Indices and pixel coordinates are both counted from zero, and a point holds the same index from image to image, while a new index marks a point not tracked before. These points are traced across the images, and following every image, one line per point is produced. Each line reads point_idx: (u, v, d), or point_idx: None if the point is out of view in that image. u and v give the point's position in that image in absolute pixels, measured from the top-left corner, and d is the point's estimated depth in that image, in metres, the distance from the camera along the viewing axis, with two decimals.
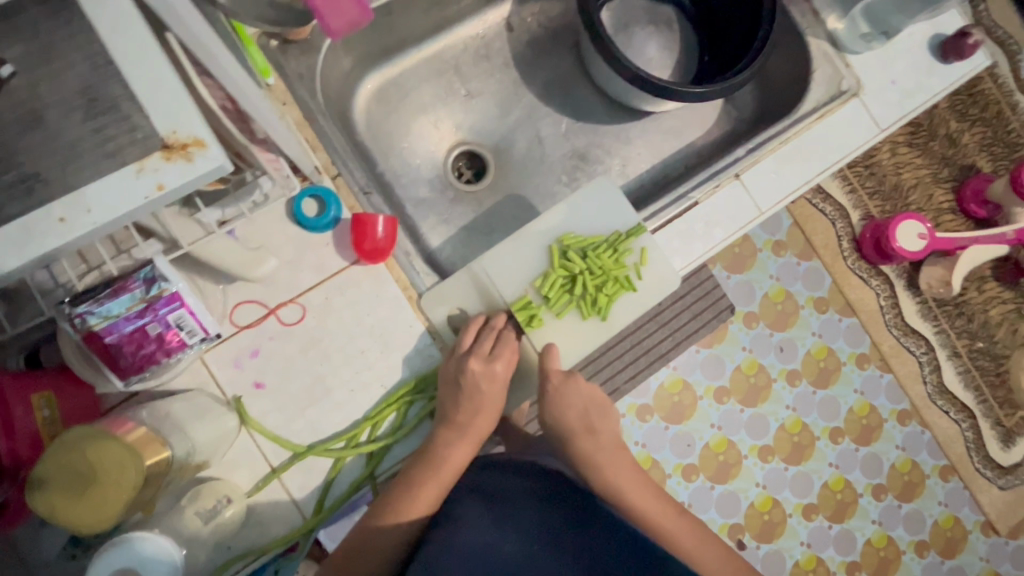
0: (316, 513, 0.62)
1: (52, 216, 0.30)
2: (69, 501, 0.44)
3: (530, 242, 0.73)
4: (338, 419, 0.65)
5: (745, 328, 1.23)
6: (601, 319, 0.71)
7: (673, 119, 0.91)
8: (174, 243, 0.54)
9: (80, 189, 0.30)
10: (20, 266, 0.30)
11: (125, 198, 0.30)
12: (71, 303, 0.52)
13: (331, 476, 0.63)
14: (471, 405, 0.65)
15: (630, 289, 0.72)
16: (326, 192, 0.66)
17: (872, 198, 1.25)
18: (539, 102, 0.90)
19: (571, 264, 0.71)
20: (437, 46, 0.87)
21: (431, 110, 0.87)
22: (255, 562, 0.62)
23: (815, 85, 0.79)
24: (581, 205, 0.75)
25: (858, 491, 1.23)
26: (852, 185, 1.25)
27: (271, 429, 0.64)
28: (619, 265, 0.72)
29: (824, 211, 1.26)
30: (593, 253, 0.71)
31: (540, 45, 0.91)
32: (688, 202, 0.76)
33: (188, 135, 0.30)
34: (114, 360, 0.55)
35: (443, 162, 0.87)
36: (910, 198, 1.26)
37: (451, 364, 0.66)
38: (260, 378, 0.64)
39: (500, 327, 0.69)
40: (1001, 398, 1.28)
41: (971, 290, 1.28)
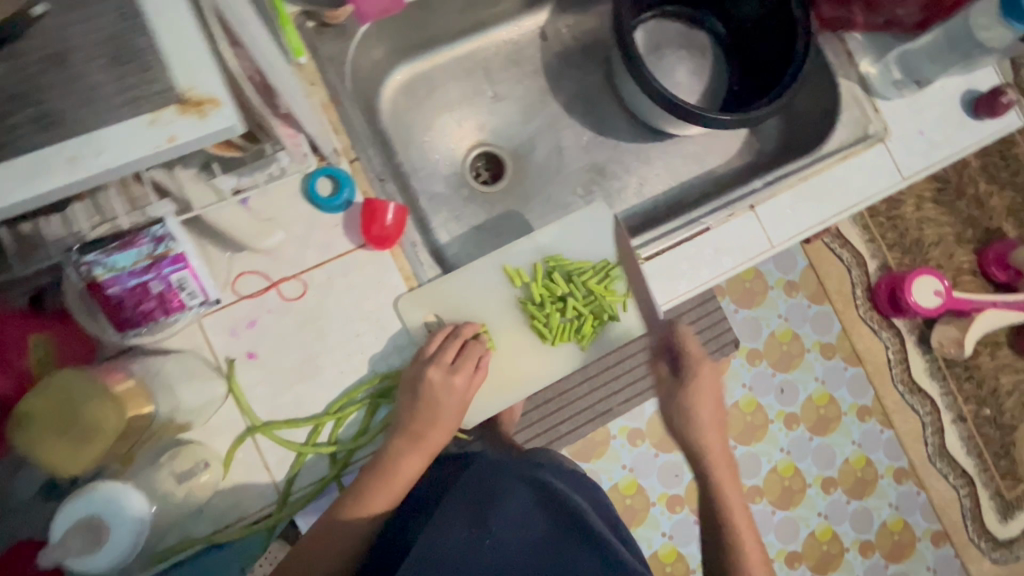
0: (282, 503, 0.63)
1: (63, 155, 0.31)
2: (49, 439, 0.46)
3: (515, 261, 0.76)
4: (324, 398, 0.65)
5: (748, 364, 1.21)
6: (580, 344, 0.74)
7: (696, 145, 0.91)
8: (188, 206, 0.56)
9: (94, 132, 0.31)
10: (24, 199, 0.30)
11: (135, 145, 0.31)
12: (80, 251, 0.53)
13: (293, 471, 0.63)
14: (428, 415, 0.66)
15: (612, 319, 0.75)
16: (342, 175, 0.67)
17: (890, 249, 1.24)
18: (563, 112, 0.90)
19: (554, 285, 0.74)
20: (469, 46, 0.88)
21: (457, 108, 0.88)
22: (223, 535, 0.61)
23: (841, 126, 0.79)
24: (571, 231, 0.77)
25: (845, 545, 1.20)
26: (872, 235, 1.25)
27: (258, 403, 0.64)
28: (604, 294, 0.75)
29: (840, 256, 1.25)
30: (578, 278, 0.74)
31: (573, 56, 0.91)
32: (691, 228, 0.75)
33: (206, 92, 0.32)
34: (113, 313, 0.56)
35: (462, 160, 0.88)
36: (929, 254, 1.24)
37: (412, 369, 0.66)
38: (253, 348, 0.65)
39: (467, 336, 0.70)
40: (1003, 468, 1.25)
41: (983, 354, 1.26)
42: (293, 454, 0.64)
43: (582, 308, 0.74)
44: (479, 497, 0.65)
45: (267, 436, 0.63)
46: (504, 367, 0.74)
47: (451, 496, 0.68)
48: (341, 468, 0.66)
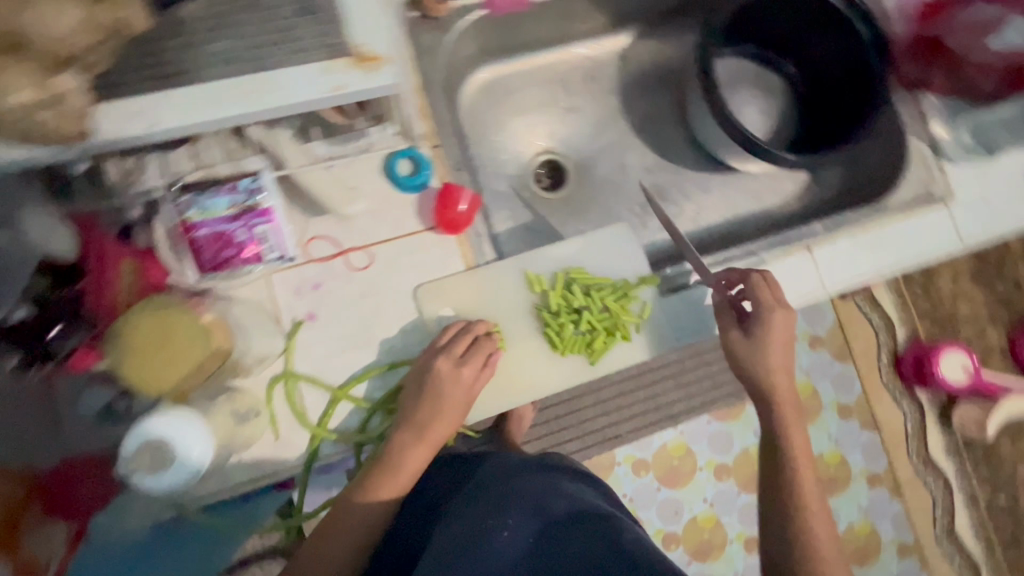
0: (308, 466, 0.65)
1: (251, 83, 0.41)
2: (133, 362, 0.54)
3: (536, 267, 0.72)
4: (370, 366, 0.67)
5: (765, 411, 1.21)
6: (588, 360, 0.70)
7: (754, 182, 0.93)
8: (282, 164, 0.60)
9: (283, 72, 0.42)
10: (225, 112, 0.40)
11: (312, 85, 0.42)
12: (180, 190, 0.57)
13: (311, 450, 0.64)
14: (432, 409, 0.65)
15: (625, 339, 0.71)
16: (423, 158, 0.69)
17: (922, 320, 1.22)
18: (631, 132, 0.93)
19: (572, 296, 0.70)
20: (552, 56, 0.91)
21: (530, 113, 0.91)
22: (259, 482, 0.64)
23: (906, 183, 0.80)
24: (593, 245, 0.73)
25: None
26: (906, 302, 1.23)
27: (306, 365, 0.66)
28: (622, 312, 0.71)
29: (870, 318, 1.24)
30: (596, 293, 0.70)
31: (648, 81, 0.94)
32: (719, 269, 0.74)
33: (371, 52, 0.43)
34: (195, 253, 0.58)
35: (527, 164, 0.91)
36: (960, 330, 1.23)
37: (422, 359, 0.66)
38: (313, 310, 0.67)
39: (478, 333, 0.68)
40: (1012, 559, 1.22)
41: (1007, 439, 1.24)
42: (309, 431, 0.65)
43: (596, 323, 0.69)
44: (489, 501, 0.65)
45: (288, 403, 0.64)
46: (509, 371, 0.70)
47: (464, 495, 0.69)
48: (359, 445, 0.67)
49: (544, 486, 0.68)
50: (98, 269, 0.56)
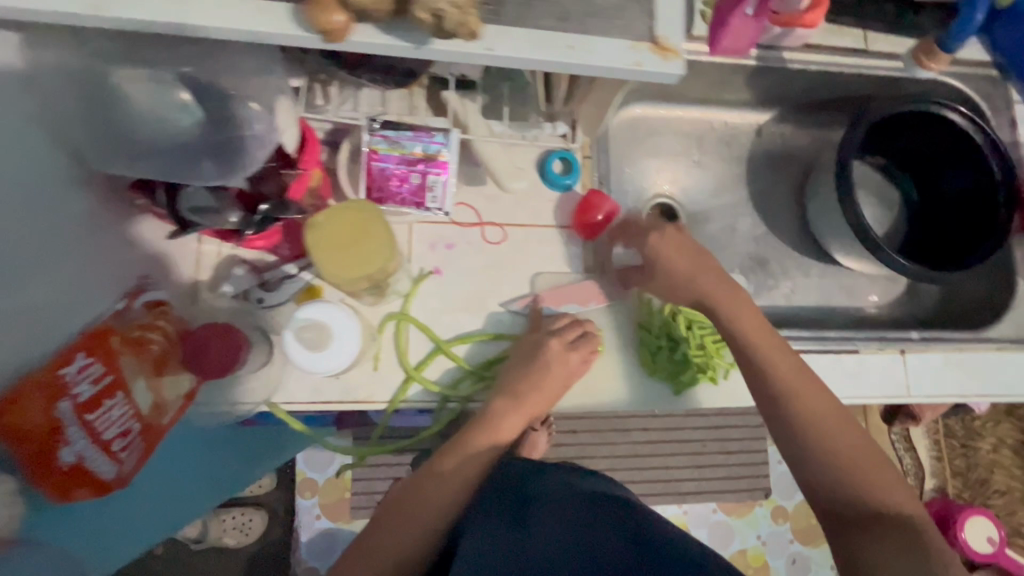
0: (392, 403, 0.67)
1: (563, 44, 0.35)
2: (338, 255, 0.52)
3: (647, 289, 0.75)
4: (475, 330, 0.71)
5: (769, 518, 1.27)
6: (673, 389, 0.72)
7: (852, 280, 0.96)
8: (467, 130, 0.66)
9: (588, 34, 0.36)
10: (509, 55, 0.35)
11: (611, 56, 0.36)
12: (380, 124, 0.64)
13: (401, 389, 0.67)
14: (530, 382, 0.69)
15: (712, 381, 0.72)
16: (576, 163, 0.74)
17: (952, 477, 1.41)
18: (748, 201, 0.98)
19: (674, 326, 0.73)
20: (697, 112, 0.98)
21: (662, 157, 0.97)
22: (345, 405, 0.66)
23: (1005, 321, 0.84)
24: None
25: None
26: (940, 454, 1.42)
27: (421, 312, 0.70)
28: (717, 356, 0.73)
29: (903, 460, 1.41)
30: (698, 330, 0.73)
31: (775, 160, 1.00)
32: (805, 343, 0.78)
33: (673, 45, 0.36)
34: (370, 181, 0.65)
35: (646, 200, 0.96)
36: (989, 498, 1.40)
37: (533, 337, 0.70)
38: (440, 265, 0.72)
39: (587, 330, 0.71)
40: None
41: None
42: (404, 372, 0.68)
43: (692, 357, 0.71)
44: (523, 510, 0.60)
45: (395, 341, 0.68)
46: (603, 378, 0.73)
47: (498, 493, 0.64)
48: (444, 401, 0.70)
49: (576, 495, 0.62)
50: (302, 164, 0.57)
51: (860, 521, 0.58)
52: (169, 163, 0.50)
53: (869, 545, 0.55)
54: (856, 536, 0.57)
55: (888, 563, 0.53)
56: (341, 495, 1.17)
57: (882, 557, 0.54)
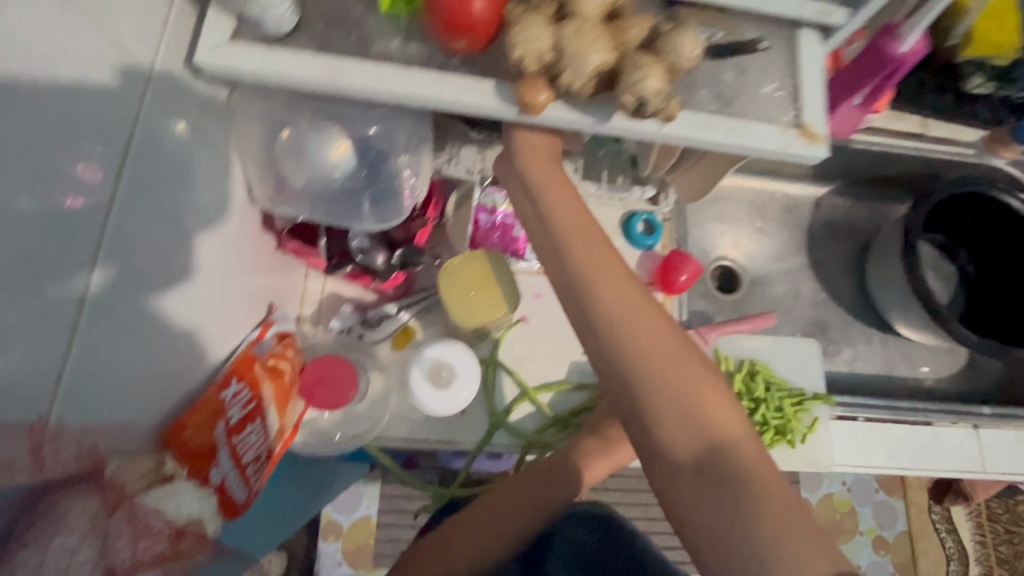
0: (478, 446, 0.69)
1: (726, 126, 0.39)
2: (464, 300, 0.60)
3: (726, 347, 0.77)
4: (560, 379, 0.73)
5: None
6: None
7: (913, 351, 0.98)
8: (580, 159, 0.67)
9: (744, 120, 0.40)
10: (679, 136, 0.39)
11: (765, 141, 0.40)
12: (489, 182, 0.71)
13: (488, 433, 0.69)
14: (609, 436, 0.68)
15: (790, 444, 0.73)
16: (659, 225, 0.79)
17: (999, 564, 1.37)
18: (807, 268, 1.01)
19: (753, 386, 0.74)
20: (760, 182, 1.02)
21: (725, 221, 1.01)
22: (434, 446, 0.68)
23: None
24: (781, 347, 0.78)
25: None
26: (986, 538, 1.38)
27: (508, 357, 0.73)
28: (796, 419, 0.74)
29: (947, 543, 1.35)
30: (776, 391, 0.74)
31: (834, 231, 1.04)
32: (877, 410, 0.78)
33: (819, 133, 0.41)
34: (476, 233, 0.73)
35: (709, 261, 0.99)
36: None
37: None
38: (529, 314, 0.75)
39: None
40: None
41: None
42: (491, 416, 0.70)
43: (770, 419, 0.72)
44: None
45: (485, 385, 0.70)
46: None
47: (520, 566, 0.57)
48: (526, 448, 0.71)
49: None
50: (430, 213, 0.66)
51: (689, 471, 0.40)
52: (332, 203, 0.56)
53: (684, 493, 0.40)
54: (665, 471, 0.41)
55: (736, 551, 0.38)
56: (365, 543, 0.99)
57: (714, 526, 0.39)
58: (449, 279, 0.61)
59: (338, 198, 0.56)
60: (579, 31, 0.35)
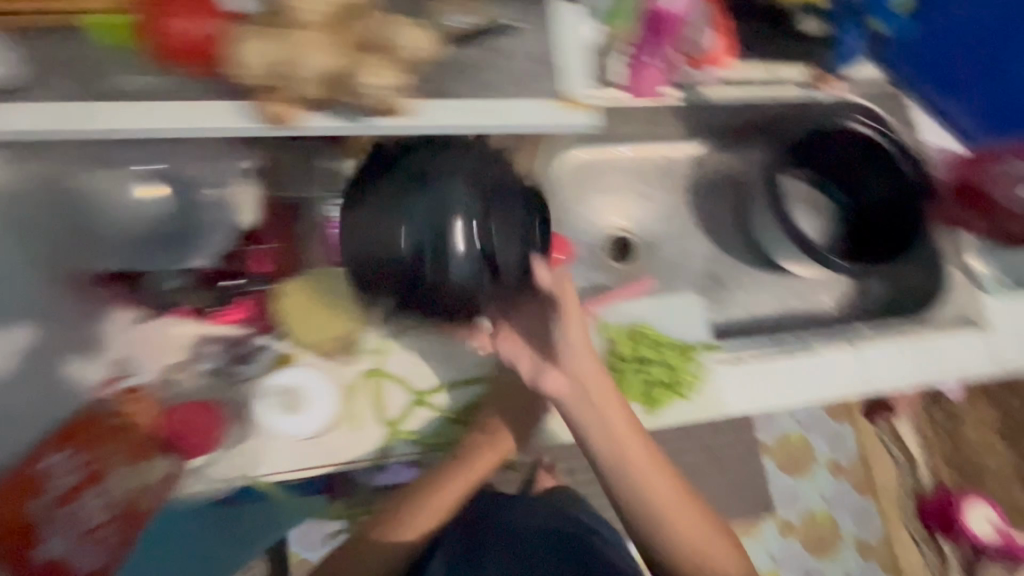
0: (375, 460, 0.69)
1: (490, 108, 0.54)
2: (302, 316, 0.68)
3: (610, 315, 0.79)
4: (450, 377, 0.72)
5: (779, 535, 1.44)
6: (646, 410, 0.74)
7: (804, 286, 1.02)
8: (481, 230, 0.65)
9: (523, 103, 0.56)
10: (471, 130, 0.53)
11: (541, 119, 0.55)
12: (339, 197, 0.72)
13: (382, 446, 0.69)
14: (505, 423, 0.70)
15: (681, 397, 0.75)
16: None
17: (946, 467, 1.49)
18: (696, 224, 1.04)
19: (640, 347, 0.76)
20: (636, 150, 1.04)
21: (609, 193, 1.03)
22: (329, 468, 0.67)
23: (945, 306, 0.89)
24: (661, 306, 0.81)
25: None
26: (931, 444, 1.50)
27: (396, 367, 0.72)
28: (684, 372, 0.76)
29: (895, 454, 1.51)
30: (662, 349, 0.76)
31: (715, 184, 1.07)
32: (762, 348, 0.82)
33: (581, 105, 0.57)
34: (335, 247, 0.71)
35: (602, 235, 1.01)
36: (986, 482, 1.46)
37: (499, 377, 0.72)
38: (410, 319, 0.74)
39: None
40: None
41: None
42: (384, 429, 0.69)
43: (658, 376, 0.75)
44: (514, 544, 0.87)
45: (373, 398, 0.70)
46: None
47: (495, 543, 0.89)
48: (429, 448, 0.72)
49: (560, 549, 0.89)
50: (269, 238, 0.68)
51: None
52: (155, 252, 0.65)
53: None
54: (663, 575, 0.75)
55: None
56: None
57: None
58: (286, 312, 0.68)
59: (175, 217, 0.65)
60: (300, 42, 0.47)
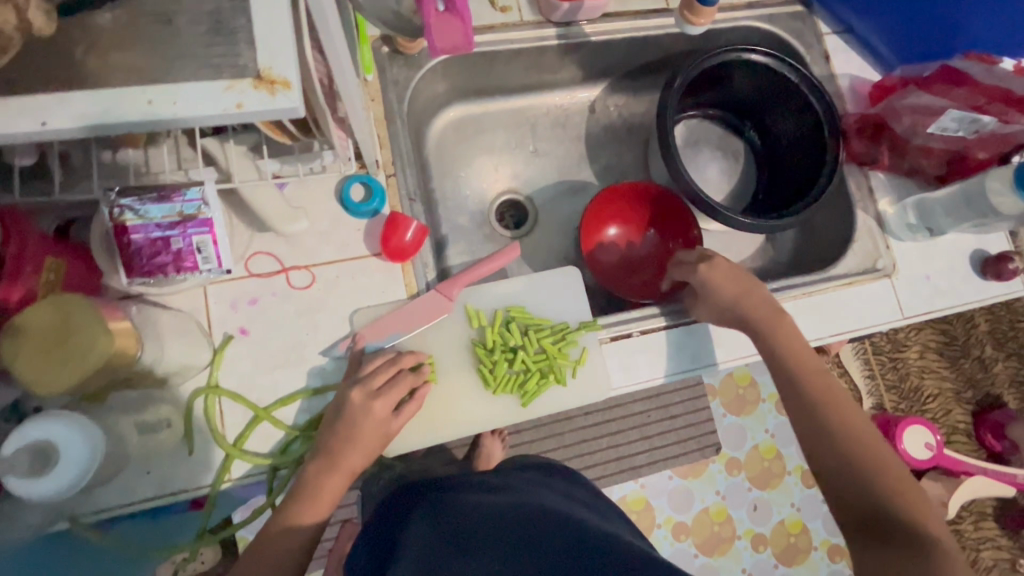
0: (213, 486, 0.62)
1: (141, 97, 0.32)
2: (34, 356, 0.45)
3: (477, 302, 0.73)
4: (296, 385, 0.65)
5: (725, 472, 1.32)
6: (519, 401, 0.69)
7: (712, 240, 0.94)
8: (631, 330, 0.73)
9: (175, 83, 0.32)
10: (91, 126, 0.31)
11: (207, 104, 0.32)
12: (119, 193, 0.54)
13: (221, 474, 0.62)
14: (345, 439, 0.60)
15: (559, 384, 0.70)
16: (376, 184, 0.70)
17: (888, 391, 1.37)
18: (595, 179, 0.94)
19: (509, 335, 0.71)
20: (523, 102, 0.92)
21: (496, 153, 0.92)
22: (164, 498, 0.61)
23: (852, 254, 0.81)
24: (536, 285, 0.74)
25: (813, 543, 1.32)
26: (872, 371, 1.38)
27: (231, 379, 0.64)
28: (560, 355, 0.70)
29: (838, 385, 1.37)
30: (533, 334, 0.71)
31: (615, 133, 0.96)
32: (657, 322, 0.74)
33: (280, 75, 0.33)
34: (129, 256, 0.57)
35: (490, 202, 0.91)
36: (925, 404, 1.36)
37: (341, 392, 0.62)
38: (246, 325, 0.65)
39: (405, 367, 0.65)
40: None
41: (967, 521, 1.34)
42: (224, 454, 0.62)
43: (530, 364, 0.70)
44: (463, 509, 0.66)
45: (206, 418, 0.62)
46: (440, 405, 0.69)
47: (418, 515, 0.67)
48: (276, 468, 0.64)
49: (522, 505, 0.69)
50: (29, 249, 0.53)
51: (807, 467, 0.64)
52: None
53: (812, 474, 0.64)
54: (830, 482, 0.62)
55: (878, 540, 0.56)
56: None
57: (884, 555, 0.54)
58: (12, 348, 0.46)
59: None
60: None
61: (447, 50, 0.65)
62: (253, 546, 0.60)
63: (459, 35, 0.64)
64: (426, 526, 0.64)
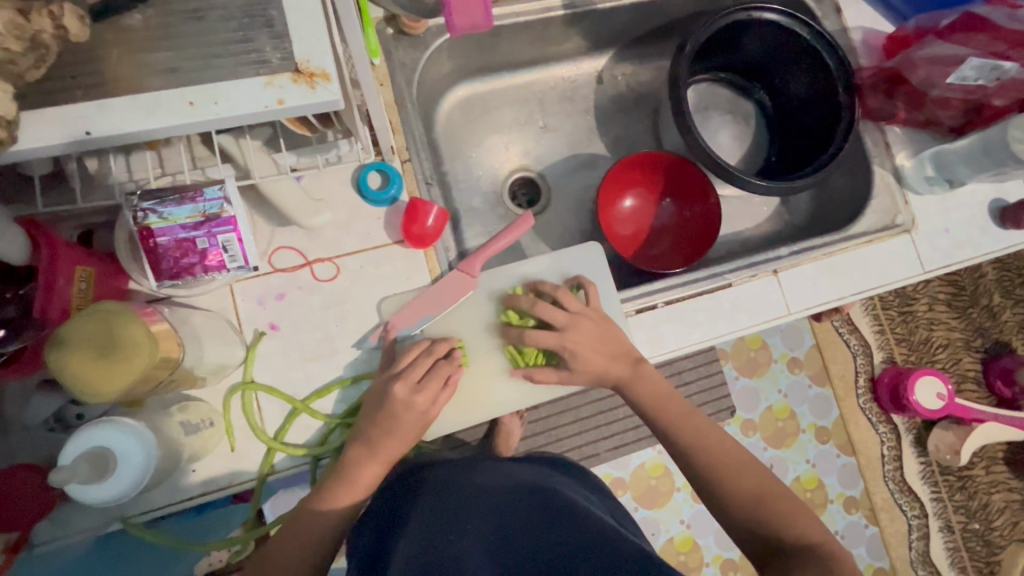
0: (258, 480, 0.63)
1: (182, 99, 0.32)
2: (83, 361, 0.45)
3: (501, 283, 0.73)
4: (330, 377, 0.66)
5: (741, 433, 1.33)
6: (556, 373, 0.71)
7: (727, 206, 0.93)
8: (655, 302, 0.74)
9: (214, 83, 0.32)
10: (137, 131, 0.32)
11: (249, 102, 0.33)
12: (139, 197, 0.54)
13: (264, 468, 0.63)
14: (385, 427, 0.62)
15: None
16: (393, 171, 0.69)
17: (898, 344, 1.37)
18: (605, 151, 0.93)
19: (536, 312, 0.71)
20: (529, 77, 0.91)
21: (506, 131, 0.91)
22: (209, 494, 0.62)
23: (871, 211, 0.81)
24: (560, 262, 0.74)
25: (829, 496, 1.35)
26: (882, 326, 1.37)
27: (266, 374, 0.65)
28: None
29: (848, 341, 1.38)
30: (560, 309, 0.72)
31: (624, 102, 0.95)
32: (681, 291, 0.74)
33: (318, 67, 0.33)
34: (155, 260, 0.57)
35: (502, 181, 0.90)
36: (936, 356, 1.37)
37: (378, 383, 0.63)
38: (275, 321, 0.66)
39: (439, 354, 0.66)
40: (973, 531, 1.36)
41: (979, 466, 1.37)
42: (265, 449, 0.63)
43: None
44: (463, 494, 0.66)
45: (244, 414, 0.63)
46: (472, 388, 0.70)
47: (420, 500, 0.66)
48: (317, 458, 0.65)
49: (528, 492, 0.69)
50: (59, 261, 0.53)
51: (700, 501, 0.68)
52: None
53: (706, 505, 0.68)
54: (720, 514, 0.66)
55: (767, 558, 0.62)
56: None
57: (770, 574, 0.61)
58: (57, 359, 0.45)
59: None
60: None
61: (466, 27, 0.70)
62: (280, 535, 0.61)
63: (478, 12, 0.69)
64: (426, 511, 0.64)
